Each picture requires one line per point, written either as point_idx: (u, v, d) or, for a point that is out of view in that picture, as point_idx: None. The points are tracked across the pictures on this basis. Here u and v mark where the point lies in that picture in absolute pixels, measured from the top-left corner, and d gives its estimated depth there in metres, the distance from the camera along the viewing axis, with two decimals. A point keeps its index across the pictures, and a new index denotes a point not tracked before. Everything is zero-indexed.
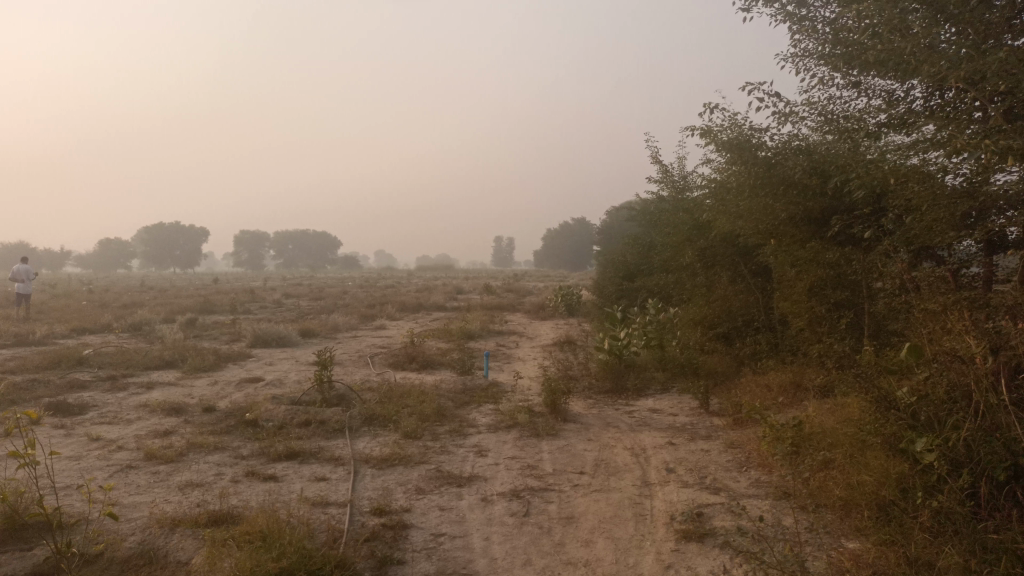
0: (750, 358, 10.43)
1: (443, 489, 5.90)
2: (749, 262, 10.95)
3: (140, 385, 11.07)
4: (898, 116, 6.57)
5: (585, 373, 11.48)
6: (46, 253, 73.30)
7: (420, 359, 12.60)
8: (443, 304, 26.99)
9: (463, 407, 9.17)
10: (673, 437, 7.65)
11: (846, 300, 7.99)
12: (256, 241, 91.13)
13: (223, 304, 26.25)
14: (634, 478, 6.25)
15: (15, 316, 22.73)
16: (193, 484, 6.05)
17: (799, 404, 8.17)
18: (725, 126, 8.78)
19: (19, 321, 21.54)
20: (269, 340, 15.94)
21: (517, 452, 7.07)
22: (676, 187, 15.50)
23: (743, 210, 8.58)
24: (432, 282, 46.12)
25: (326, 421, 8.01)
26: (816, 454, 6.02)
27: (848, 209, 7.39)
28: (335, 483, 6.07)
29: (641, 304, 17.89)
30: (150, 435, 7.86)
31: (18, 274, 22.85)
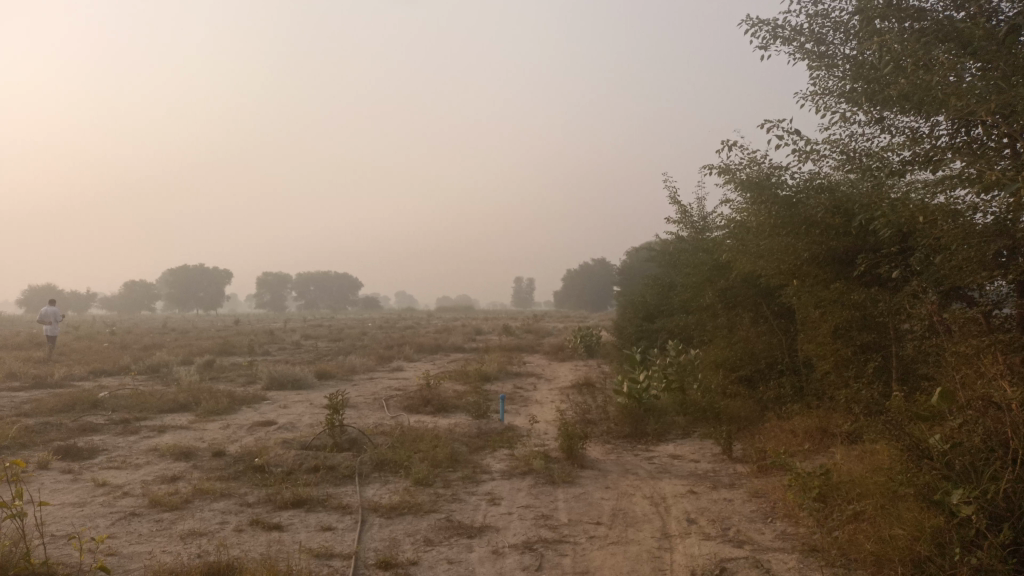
0: (774, 402, 10.11)
1: (453, 541, 5.66)
2: (771, 302, 10.69)
3: (152, 428, 10.95)
4: (922, 154, 6.39)
5: (603, 417, 11.21)
6: (73, 295, 74.31)
7: (436, 402, 12.39)
8: (462, 345, 26.80)
9: (478, 452, 8.93)
10: (695, 485, 7.36)
11: (873, 342, 7.71)
12: (278, 284, 91.93)
13: (241, 346, 26.24)
14: (653, 529, 5.97)
15: (37, 357, 22.89)
16: (195, 533, 5.86)
17: (826, 451, 7.85)
18: (744, 165, 8.63)
19: (41, 362, 21.66)
20: (285, 382, 15.82)
21: (532, 500, 6.82)
22: (696, 227, 15.32)
23: (763, 250, 8.38)
24: (451, 323, 46.05)
25: (336, 467, 7.81)
26: (845, 506, 5.71)
27: (873, 249, 7.16)
28: (341, 533, 5.86)
29: (662, 346, 17.59)
30: (157, 480, 7.70)
31: (46, 316, 23.12)
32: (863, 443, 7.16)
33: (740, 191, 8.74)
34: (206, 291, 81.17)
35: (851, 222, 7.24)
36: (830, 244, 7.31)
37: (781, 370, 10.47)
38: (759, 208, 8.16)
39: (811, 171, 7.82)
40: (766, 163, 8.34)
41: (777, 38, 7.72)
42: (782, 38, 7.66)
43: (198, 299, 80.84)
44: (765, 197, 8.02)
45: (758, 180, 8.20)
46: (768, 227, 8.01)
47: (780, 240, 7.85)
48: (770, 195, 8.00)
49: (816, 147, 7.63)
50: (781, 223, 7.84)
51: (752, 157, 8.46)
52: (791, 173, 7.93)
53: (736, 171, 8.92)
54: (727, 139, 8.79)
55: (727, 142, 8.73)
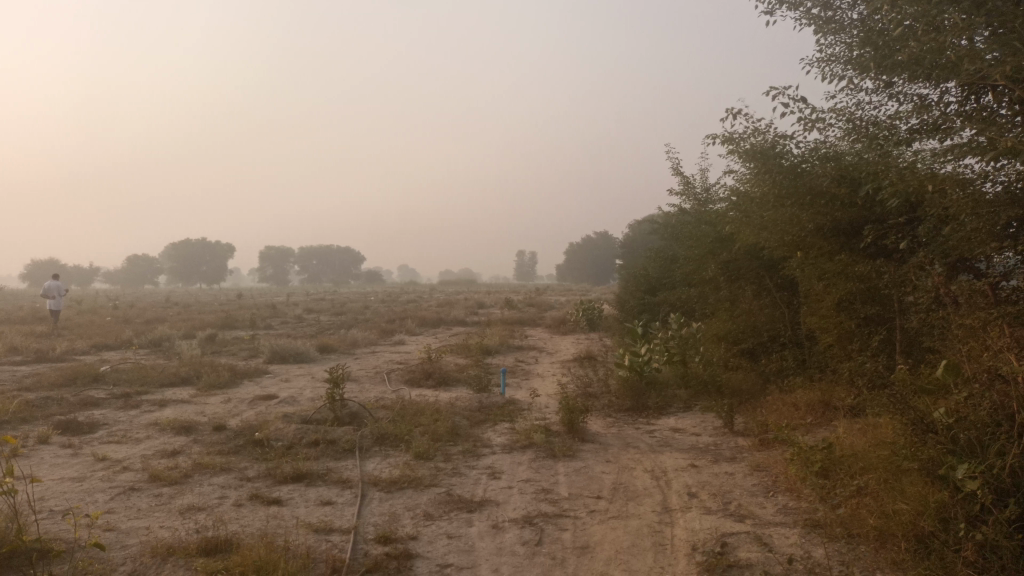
0: (776, 375, 10.05)
1: (453, 515, 5.64)
2: (774, 275, 10.59)
3: (153, 403, 10.94)
4: (931, 122, 6.25)
5: (604, 390, 11.17)
6: (76, 270, 74.33)
7: (437, 376, 12.36)
8: (464, 318, 26.75)
9: (479, 426, 8.91)
10: (696, 459, 7.32)
11: (877, 314, 7.64)
12: (281, 258, 91.88)
13: (243, 320, 26.22)
14: (654, 503, 5.94)
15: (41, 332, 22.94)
16: (194, 508, 5.84)
17: (828, 425, 7.81)
18: (748, 134, 8.47)
19: (44, 337, 21.71)
20: (286, 356, 15.80)
21: (532, 474, 6.79)
22: (699, 199, 15.15)
23: (766, 221, 8.26)
24: (453, 297, 46.10)
25: (336, 441, 7.79)
26: (848, 480, 5.67)
27: (878, 220, 7.06)
28: (341, 508, 5.83)
29: (664, 319, 17.52)
30: (157, 455, 7.68)
31: (50, 290, 23.13)
32: (866, 416, 7.11)
33: (744, 161, 8.59)
34: (209, 265, 81.13)
35: (857, 193, 7.12)
36: (835, 215, 7.20)
37: (783, 343, 10.41)
38: (763, 178, 8.03)
39: (816, 140, 7.68)
40: (770, 132, 8.18)
41: (783, 3, 7.53)
42: (788, 4, 7.47)
43: (200, 273, 80.84)
44: (770, 166, 7.88)
45: (762, 150, 8.05)
46: (772, 198, 7.88)
47: (784, 211, 7.73)
48: (774, 165, 7.87)
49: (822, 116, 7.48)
50: (785, 193, 7.71)
51: (756, 126, 8.31)
52: (796, 142, 7.78)
53: (739, 140, 8.77)
54: (731, 107, 8.63)
55: (731, 110, 8.57)
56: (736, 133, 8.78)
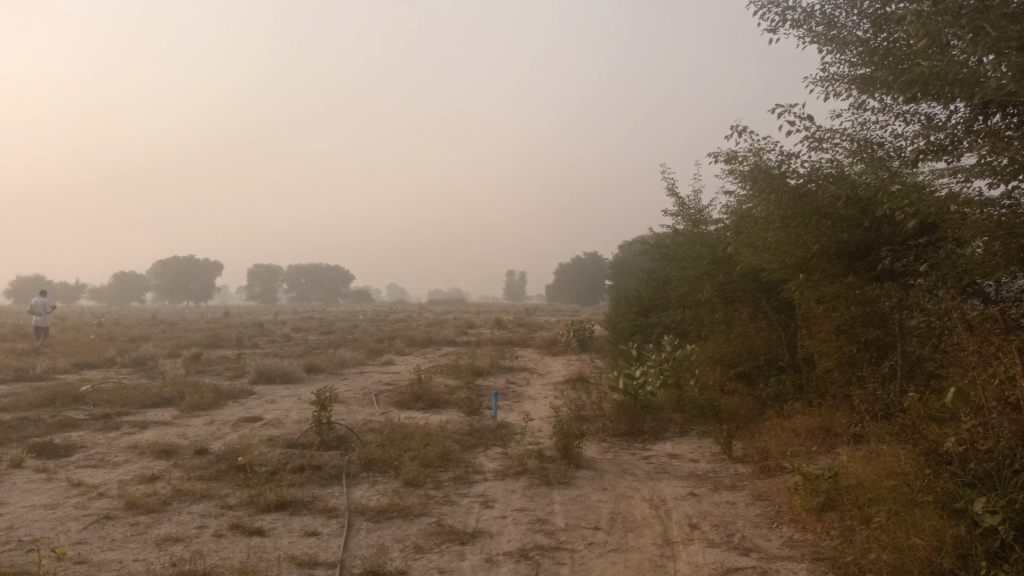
0: (774, 400, 9.84)
1: (444, 547, 5.37)
2: (771, 298, 10.42)
3: (134, 424, 10.61)
4: (940, 141, 6.15)
5: (598, 414, 10.92)
6: (61, 286, 73.56)
7: (427, 398, 12.09)
8: (453, 338, 26.48)
9: (470, 451, 8.64)
10: (695, 487, 7.08)
11: (880, 338, 7.47)
12: (269, 276, 91.38)
13: (230, 338, 25.85)
14: (654, 535, 5.69)
15: (25, 348, 22.54)
16: (171, 539, 5.54)
17: (830, 452, 7.59)
18: (749, 154, 8.33)
19: (25, 354, 21.27)
20: (272, 376, 15.49)
21: (527, 503, 6.53)
22: (693, 220, 15.03)
23: (769, 242, 8.10)
24: (442, 316, 45.84)
25: (322, 467, 7.51)
26: (856, 511, 5.45)
27: (885, 243, 6.92)
28: (326, 539, 5.55)
29: (657, 340, 17.31)
30: (135, 480, 7.37)
31: (36, 307, 22.74)
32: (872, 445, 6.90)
33: (746, 180, 8.44)
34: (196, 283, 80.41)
35: (864, 213, 6.98)
36: (842, 236, 7.04)
37: (781, 367, 10.20)
38: (766, 198, 7.88)
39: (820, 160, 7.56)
40: (772, 152, 8.05)
41: (786, 21, 7.44)
42: (791, 21, 7.38)
43: (187, 290, 80.17)
44: (773, 187, 7.74)
45: (765, 169, 7.91)
46: (777, 218, 7.72)
47: (789, 232, 7.58)
48: (777, 184, 7.73)
49: (827, 136, 7.37)
50: (788, 214, 7.55)
51: (758, 145, 8.18)
52: (798, 162, 7.66)
53: (741, 159, 8.64)
54: (734, 125, 8.50)
55: (734, 128, 8.44)
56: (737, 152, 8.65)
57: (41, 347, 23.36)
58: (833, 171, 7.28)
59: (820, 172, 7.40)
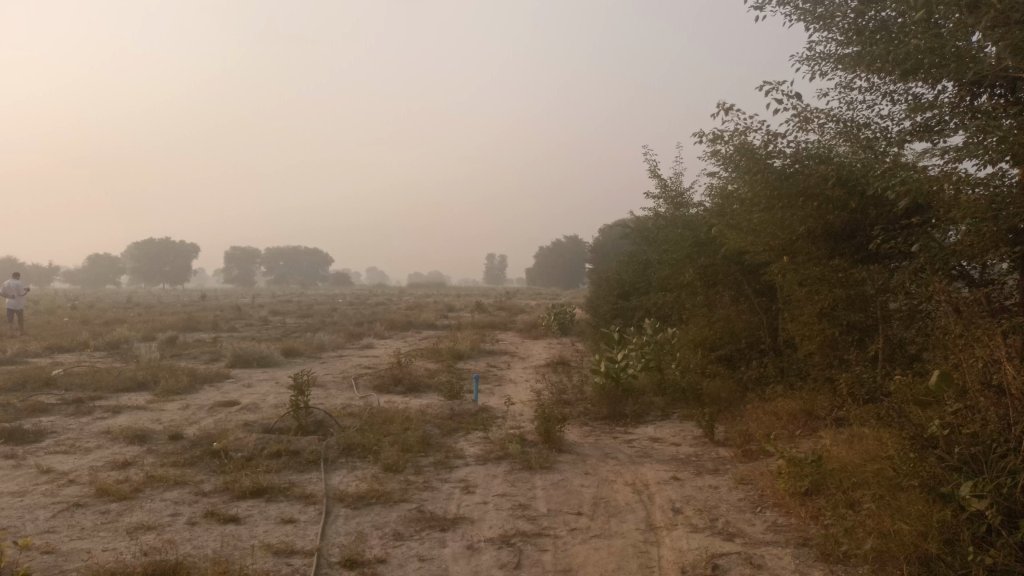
0: (755, 383, 9.81)
1: (424, 534, 5.26)
2: (753, 281, 10.37)
3: (106, 409, 10.37)
4: (927, 122, 6.10)
5: (580, 398, 10.85)
6: (34, 268, 72.32)
7: (407, 382, 11.95)
8: (434, 322, 26.31)
9: (451, 435, 8.53)
10: (678, 471, 7.02)
11: (863, 322, 7.44)
12: (247, 259, 90.46)
13: (207, 321, 25.48)
14: (638, 520, 5.62)
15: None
16: (143, 527, 5.38)
17: (812, 435, 7.57)
18: (734, 134, 8.24)
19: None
20: (250, 360, 15.26)
21: (508, 488, 6.43)
22: (675, 203, 14.97)
23: (754, 223, 8.03)
24: (422, 299, 45.63)
25: (300, 452, 7.36)
26: (840, 495, 5.42)
27: (870, 225, 6.87)
28: (303, 527, 5.43)
29: (638, 324, 17.27)
30: (106, 466, 7.18)
31: (9, 290, 22.25)
32: (854, 429, 6.88)
33: (731, 161, 8.35)
34: (172, 266, 79.36)
35: (851, 195, 6.92)
36: (828, 218, 6.98)
37: (763, 350, 10.18)
38: (752, 179, 7.80)
39: (806, 140, 7.49)
40: (757, 132, 7.97)
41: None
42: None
43: (164, 273, 79.12)
44: (758, 167, 7.66)
45: (750, 149, 7.82)
46: (763, 199, 7.64)
47: (775, 213, 7.50)
48: (762, 165, 7.65)
49: (814, 116, 7.29)
50: (773, 194, 7.47)
51: (743, 125, 8.09)
52: (784, 142, 7.58)
53: (725, 140, 8.55)
54: (720, 104, 8.40)
55: (719, 107, 8.34)
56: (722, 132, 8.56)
57: (13, 330, 22.88)
58: (820, 151, 7.21)
59: (806, 152, 7.34)
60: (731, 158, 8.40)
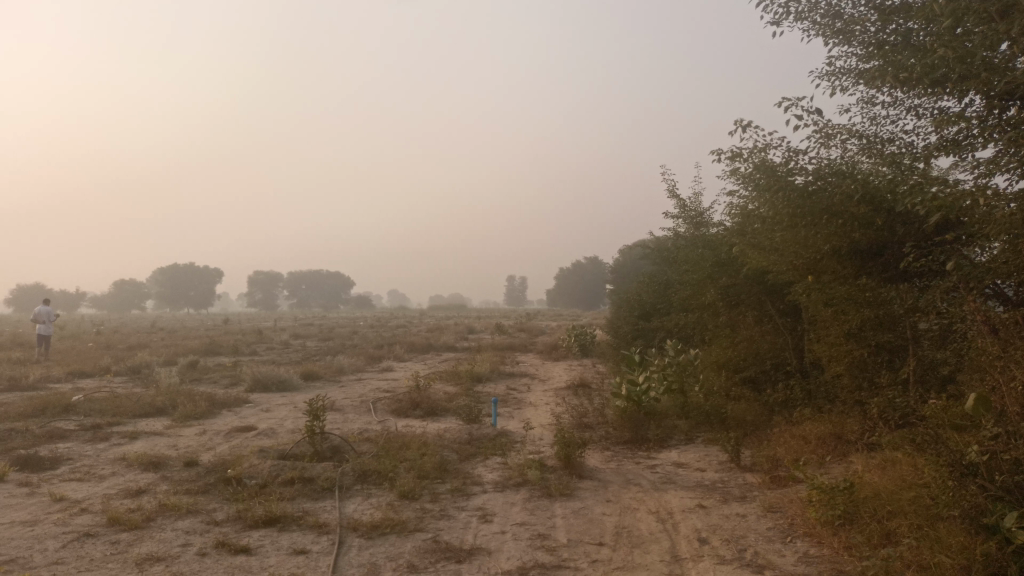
0: (781, 405, 9.54)
1: (440, 566, 5.08)
2: (777, 301, 10.15)
3: (123, 435, 10.31)
4: (954, 137, 5.90)
5: (601, 421, 10.62)
6: (61, 294, 73.30)
7: (425, 405, 11.79)
8: (454, 344, 26.17)
9: (469, 460, 8.35)
10: (703, 498, 6.78)
11: (892, 342, 7.20)
12: (269, 283, 91.14)
13: (227, 345, 25.54)
14: (661, 551, 5.40)
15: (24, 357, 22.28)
16: (152, 558, 5.25)
17: (842, 461, 7.30)
18: (753, 151, 8.06)
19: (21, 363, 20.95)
20: (268, 384, 15.20)
21: (527, 517, 6.24)
22: (696, 222, 14.77)
23: (776, 243, 7.81)
24: (442, 321, 45.56)
25: (314, 479, 7.22)
26: (874, 526, 5.17)
27: (897, 244, 6.67)
28: (315, 558, 5.27)
29: (660, 345, 16.99)
30: (120, 494, 7.08)
31: (39, 315, 22.44)
32: (887, 455, 6.62)
33: (751, 178, 8.17)
34: (195, 290, 80.10)
35: (877, 212, 6.71)
36: (853, 236, 6.76)
37: (789, 371, 9.91)
38: (773, 197, 7.61)
39: (829, 156, 7.31)
40: (778, 149, 7.79)
41: (791, 13, 7.20)
42: (796, 13, 7.14)
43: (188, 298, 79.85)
44: (779, 185, 7.47)
45: (771, 167, 7.64)
46: (785, 217, 7.45)
47: (797, 232, 7.29)
48: (783, 183, 7.46)
49: (835, 132, 7.12)
50: (795, 213, 7.27)
51: (763, 142, 7.92)
52: (806, 159, 7.40)
53: (744, 157, 8.38)
54: (738, 120, 8.23)
55: (738, 124, 8.18)
56: (741, 150, 8.39)
57: (39, 355, 23.06)
58: (843, 168, 7.02)
59: (829, 169, 7.15)
60: (751, 175, 8.22)
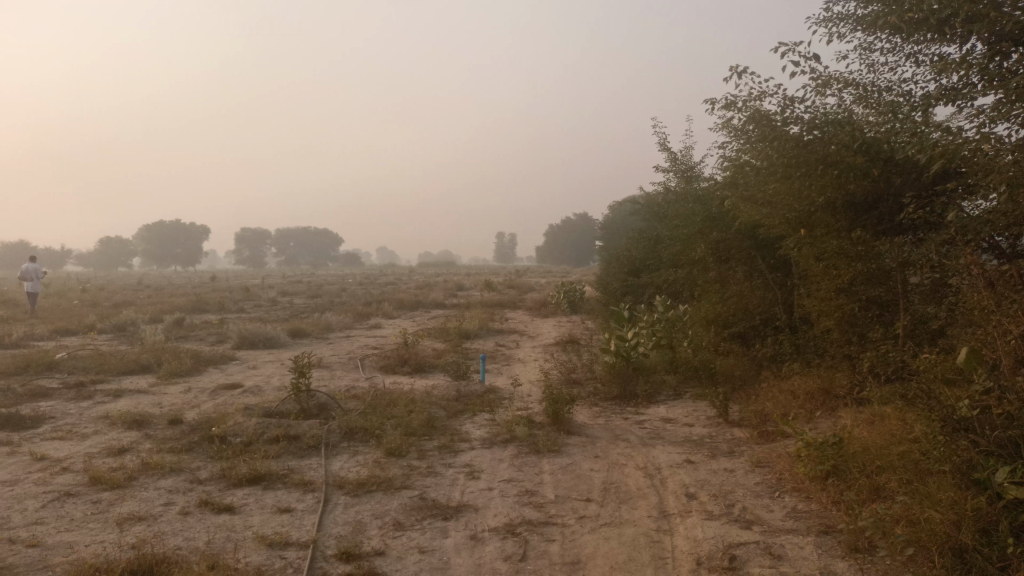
0: (770, 360, 9.51)
1: (426, 524, 5.02)
2: (767, 256, 10.04)
3: (107, 393, 10.18)
4: (954, 86, 5.75)
5: (590, 377, 10.57)
6: (46, 252, 72.48)
7: (412, 362, 11.71)
8: (443, 301, 26.06)
9: (456, 417, 8.29)
10: (691, 454, 6.75)
11: (883, 296, 7.12)
12: (257, 240, 90.40)
13: (214, 302, 25.33)
14: (649, 507, 5.36)
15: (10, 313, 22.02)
16: (134, 518, 5.17)
17: (830, 415, 7.28)
18: (748, 99, 7.87)
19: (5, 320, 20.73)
20: (255, 342, 15.07)
21: (515, 473, 6.18)
22: (686, 177, 14.58)
23: (770, 195, 7.67)
24: (431, 278, 45.42)
25: (300, 437, 7.14)
26: (863, 480, 5.15)
27: (893, 195, 6.56)
28: (299, 517, 5.20)
29: (649, 301, 16.91)
30: (102, 453, 6.98)
31: (28, 272, 22.15)
32: (876, 410, 6.60)
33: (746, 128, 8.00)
34: (182, 247, 79.45)
35: (874, 162, 6.58)
36: (849, 187, 6.63)
37: (779, 326, 9.85)
38: (768, 147, 7.45)
39: (825, 105, 7.14)
40: (773, 97, 7.59)
41: None
42: None
43: (175, 255, 79.18)
44: (774, 135, 7.31)
45: (766, 116, 7.47)
46: (780, 167, 7.30)
47: (792, 183, 7.15)
48: (777, 132, 7.29)
49: (832, 80, 6.95)
50: (791, 164, 7.11)
51: (758, 91, 7.72)
52: (802, 108, 7.23)
53: (739, 106, 8.17)
54: (733, 68, 8.01)
55: (733, 72, 7.96)
56: (735, 99, 8.18)
57: (26, 312, 22.82)
58: (839, 117, 6.86)
59: (825, 119, 6.98)
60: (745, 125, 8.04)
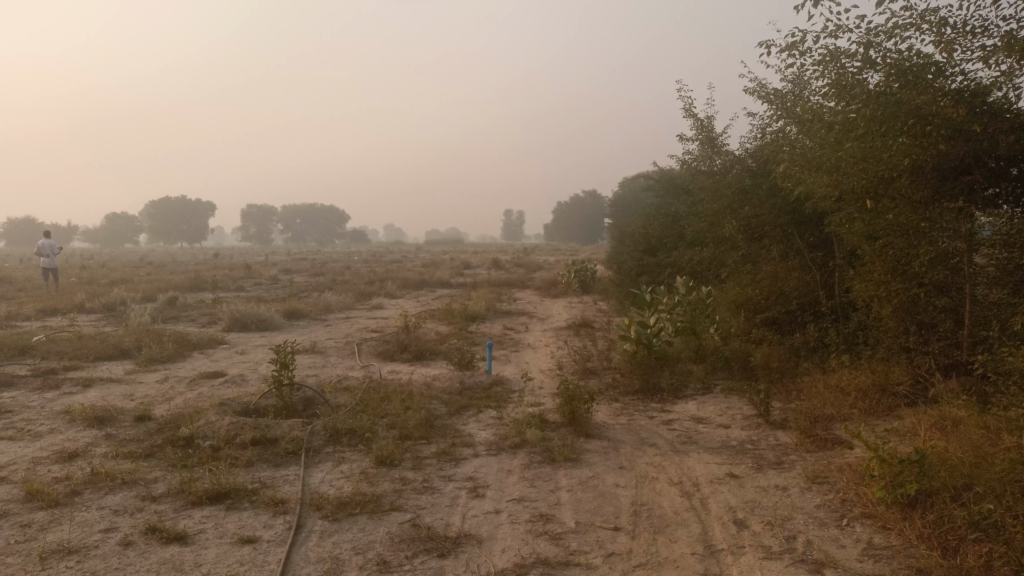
0: (809, 350, 8.49)
1: (418, 564, 4.06)
2: (807, 233, 8.95)
3: (76, 382, 9.23)
4: None
5: (608, 368, 9.58)
6: (53, 229, 71.77)
7: (413, 348, 10.74)
8: (448, 280, 24.92)
9: (459, 415, 7.33)
10: (732, 465, 5.76)
11: (947, 279, 6.16)
12: (264, 217, 89.37)
13: (212, 280, 24.39)
14: (692, 540, 4.39)
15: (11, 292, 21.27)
16: (62, 550, 4.22)
17: (888, 419, 6.26)
18: (820, 36, 7.04)
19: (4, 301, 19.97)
20: (248, 323, 14.16)
21: (527, 491, 5.21)
22: (711, 148, 13.22)
23: (837, 155, 6.62)
24: (437, 257, 44.46)
25: (278, 441, 6.20)
26: (960, 509, 4.17)
27: (992, 155, 5.48)
28: (264, 550, 4.25)
29: (667, 282, 15.71)
30: (51, 458, 6.05)
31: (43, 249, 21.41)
32: (949, 414, 5.63)
33: (815, 70, 7.21)
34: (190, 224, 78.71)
35: (975, 118, 5.53)
36: (939, 147, 5.60)
37: (820, 312, 8.80)
38: (841, 95, 6.67)
39: (913, 48, 6.12)
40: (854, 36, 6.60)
41: None
42: None
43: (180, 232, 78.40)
44: (848, 81, 6.54)
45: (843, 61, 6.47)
46: (857, 122, 6.27)
47: (869, 141, 6.11)
48: (852, 78, 6.53)
49: (919, 16, 6.07)
50: (871, 118, 6.11)
51: (833, 27, 6.89)
52: (882, 49, 6.42)
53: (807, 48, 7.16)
54: None
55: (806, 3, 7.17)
56: (804, 37, 7.29)
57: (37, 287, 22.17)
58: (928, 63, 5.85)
59: (913, 63, 5.96)
60: (815, 67, 7.12)
